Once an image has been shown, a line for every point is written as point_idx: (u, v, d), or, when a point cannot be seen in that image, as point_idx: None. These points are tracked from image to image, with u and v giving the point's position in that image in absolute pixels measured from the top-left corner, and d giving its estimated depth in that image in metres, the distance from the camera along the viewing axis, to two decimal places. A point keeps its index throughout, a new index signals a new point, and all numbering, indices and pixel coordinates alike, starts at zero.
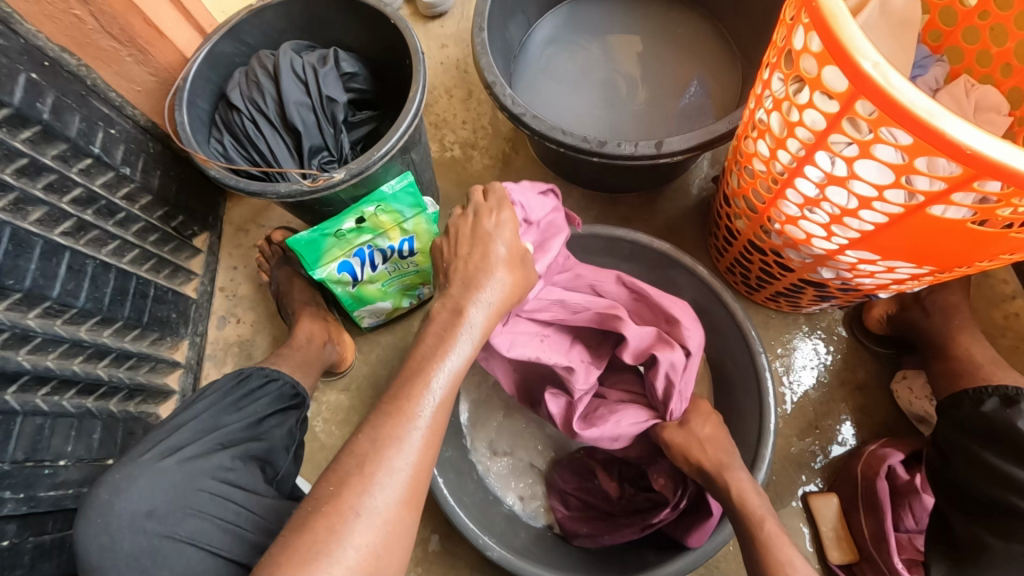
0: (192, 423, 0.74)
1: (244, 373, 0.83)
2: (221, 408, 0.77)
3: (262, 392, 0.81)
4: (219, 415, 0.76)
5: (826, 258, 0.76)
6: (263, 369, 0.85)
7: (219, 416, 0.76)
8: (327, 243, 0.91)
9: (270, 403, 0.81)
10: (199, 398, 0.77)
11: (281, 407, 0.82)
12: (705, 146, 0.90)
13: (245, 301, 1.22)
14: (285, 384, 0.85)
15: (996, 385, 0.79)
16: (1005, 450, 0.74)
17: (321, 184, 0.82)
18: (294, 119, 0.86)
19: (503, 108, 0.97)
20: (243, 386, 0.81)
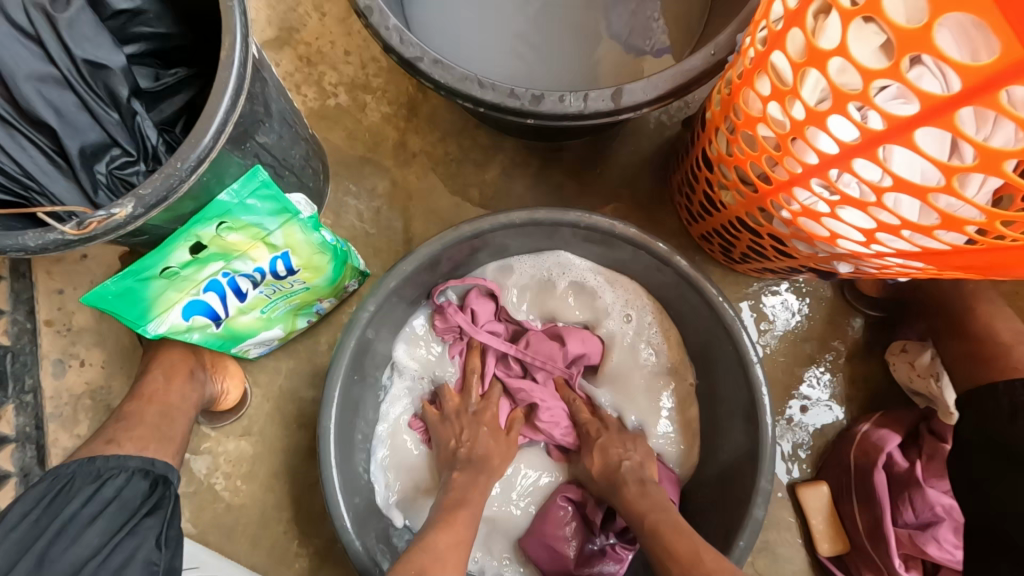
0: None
1: (61, 477, 0.60)
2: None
3: (91, 506, 0.58)
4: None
5: (850, 258, 0.57)
6: (90, 465, 0.62)
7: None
8: (153, 288, 0.62)
9: (106, 522, 0.57)
10: None
11: (126, 523, 0.58)
12: (680, 92, 0.65)
13: (85, 335, 0.91)
14: (128, 478, 0.62)
15: None
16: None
17: (94, 230, 0.49)
18: (37, 106, 0.53)
19: (389, 49, 0.65)
20: (59, 510, 0.57)
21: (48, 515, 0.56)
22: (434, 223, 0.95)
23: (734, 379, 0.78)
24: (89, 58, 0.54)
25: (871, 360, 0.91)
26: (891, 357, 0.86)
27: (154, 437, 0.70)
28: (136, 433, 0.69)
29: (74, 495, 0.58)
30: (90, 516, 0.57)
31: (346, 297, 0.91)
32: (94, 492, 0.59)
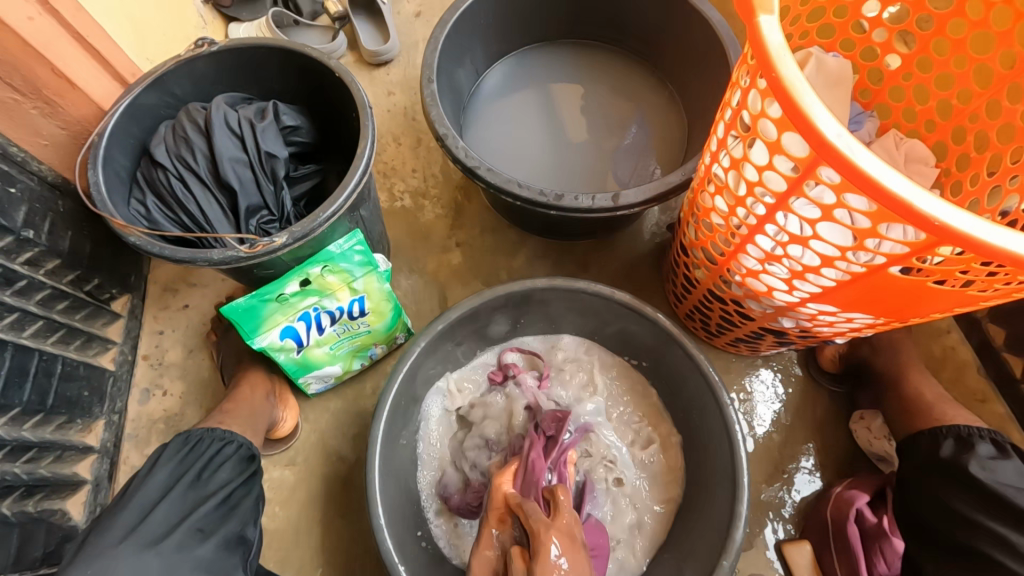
0: (155, 509, 0.64)
1: (192, 437, 0.75)
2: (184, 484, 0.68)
3: (222, 457, 0.74)
4: (188, 498, 0.67)
5: (787, 309, 0.76)
6: (214, 430, 0.77)
7: (186, 496, 0.67)
8: (268, 309, 0.83)
9: (232, 469, 0.74)
10: (153, 469, 0.69)
11: (243, 475, 0.75)
12: (660, 198, 0.90)
13: (173, 369, 1.10)
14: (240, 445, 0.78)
15: (949, 425, 0.82)
16: (972, 496, 0.74)
17: (259, 251, 0.73)
18: (227, 176, 0.78)
19: (456, 160, 0.94)
20: (199, 455, 0.73)
21: (191, 458, 0.72)
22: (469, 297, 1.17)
23: (715, 425, 0.90)
24: (269, 150, 0.81)
25: (840, 430, 1.04)
26: (853, 424, 1.00)
27: (248, 426, 0.86)
28: (238, 419, 0.86)
29: (209, 446, 0.74)
30: (223, 460, 0.74)
31: (394, 349, 1.10)
32: (222, 448, 0.75)
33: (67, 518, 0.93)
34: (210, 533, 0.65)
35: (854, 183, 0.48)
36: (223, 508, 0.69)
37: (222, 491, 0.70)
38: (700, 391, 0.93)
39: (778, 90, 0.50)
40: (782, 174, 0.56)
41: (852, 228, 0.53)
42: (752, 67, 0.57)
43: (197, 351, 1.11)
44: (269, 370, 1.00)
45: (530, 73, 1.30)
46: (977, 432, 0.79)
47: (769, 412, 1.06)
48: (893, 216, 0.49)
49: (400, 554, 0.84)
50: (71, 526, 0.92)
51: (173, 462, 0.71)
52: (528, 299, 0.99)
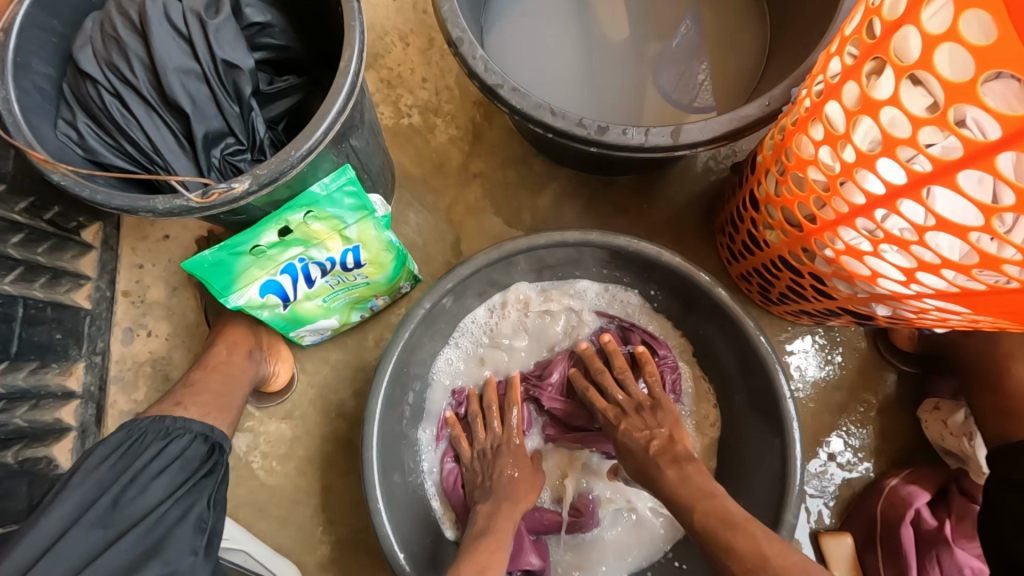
0: (64, 537, 0.54)
1: (134, 431, 0.64)
2: (95, 513, 0.56)
3: (162, 461, 0.62)
4: (104, 526, 0.56)
5: (889, 298, 0.60)
6: (161, 423, 0.66)
7: (101, 522, 0.56)
8: (241, 263, 0.69)
9: (175, 475, 0.62)
10: (67, 484, 0.58)
11: (186, 485, 0.62)
12: (732, 136, 0.70)
13: (156, 308, 0.99)
14: (192, 440, 0.66)
15: None
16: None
17: (215, 201, 0.56)
18: (175, 93, 0.61)
19: (473, 75, 0.73)
20: (133, 459, 0.61)
21: (121, 464, 0.61)
22: (485, 240, 1.01)
23: (768, 416, 0.78)
24: (228, 58, 0.62)
25: (902, 415, 0.91)
26: (923, 414, 0.87)
27: (216, 405, 0.74)
28: (201, 399, 0.73)
29: (147, 448, 0.62)
30: (157, 470, 0.61)
31: (399, 298, 0.97)
32: (163, 450, 0.63)
33: (53, 466, 0.87)
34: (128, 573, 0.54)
35: None
36: (151, 537, 0.57)
37: (148, 512, 0.58)
38: (755, 376, 0.79)
39: None
40: (960, 136, 0.38)
41: None
42: None
43: (182, 289, 1.00)
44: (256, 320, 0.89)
45: None
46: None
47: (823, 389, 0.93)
48: None
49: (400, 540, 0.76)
50: (58, 474, 0.87)
51: (101, 471, 0.60)
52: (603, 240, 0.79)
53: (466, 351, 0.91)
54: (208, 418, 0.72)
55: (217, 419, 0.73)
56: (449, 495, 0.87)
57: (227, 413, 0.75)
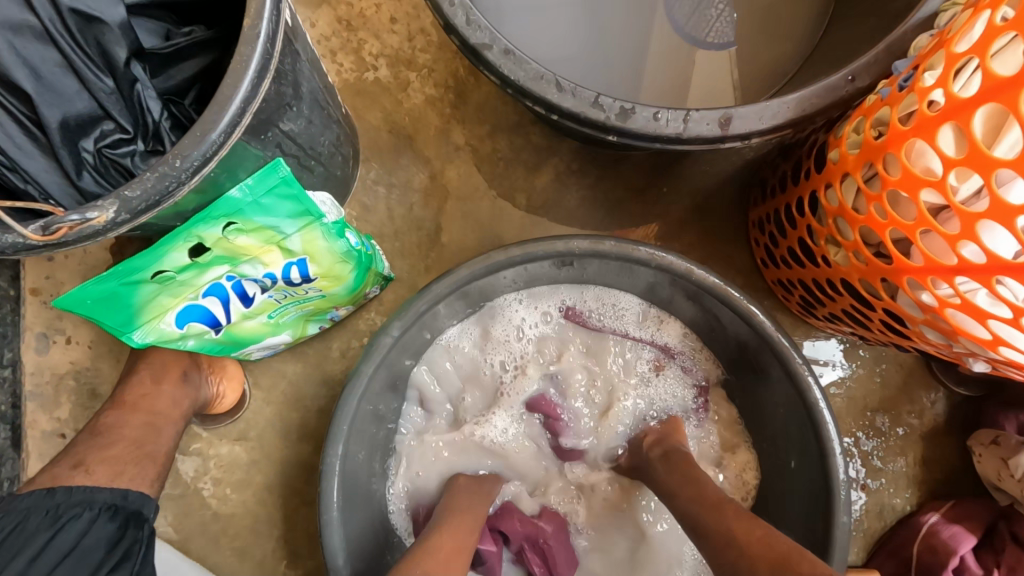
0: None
1: (13, 515, 0.50)
2: None
3: (51, 554, 0.48)
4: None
5: (1004, 364, 0.45)
6: (48, 504, 0.52)
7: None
8: (144, 293, 0.52)
9: (68, 572, 0.48)
10: None
11: None
12: (799, 123, 0.52)
13: (75, 310, 0.82)
14: (94, 518, 0.52)
15: None
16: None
17: (65, 237, 0.39)
18: (5, 63, 0.42)
19: (451, 30, 0.53)
20: (9, 557, 0.48)
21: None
22: (471, 228, 0.84)
23: (809, 464, 0.65)
24: (78, 7, 0.43)
25: (949, 442, 0.80)
26: (977, 446, 0.75)
27: (135, 454, 0.60)
28: (113, 452, 0.58)
29: (30, 540, 0.49)
30: (42, 574, 0.48)
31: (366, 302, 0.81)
32: (50, 540, 0.49)
33: None
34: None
35: None
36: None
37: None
38: (796, 414, 0.66)
39: None
40: None
41: None
42: None
43: None
44: None
45: None
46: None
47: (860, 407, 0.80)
48: None
49: None
50: None
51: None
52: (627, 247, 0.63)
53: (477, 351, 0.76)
54: (134, 469, 0.59)
55: (141, 472, 0.59)
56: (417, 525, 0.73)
57: (154, 461, 0.61)
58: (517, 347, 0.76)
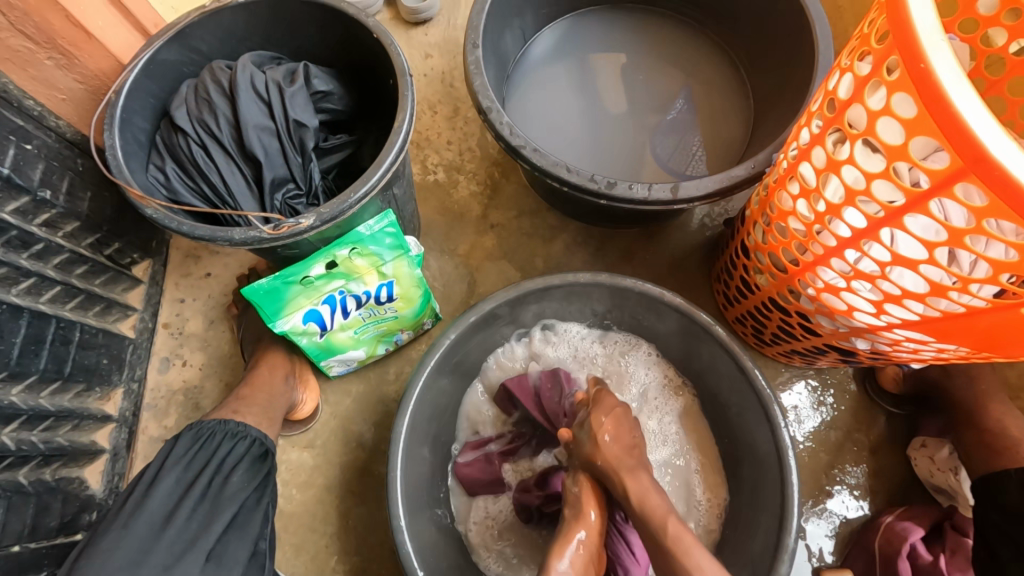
0: (171, 519, 0.64)
1: (204, 432, 0.75)
2: (187, 495, 0.67)
3: (233, 459, 0.73)
4: (196, 512, 0.66)
5: (866, 331, 0.68)
6: (226, 425, 0.76)
7: (199, 505, 0.67)
8: (290, 291, 0.78)
9: (245, 473, 0.73)
10: (160, 472, 0.68)
11: (256, 479, 0.74)
12: (723, 193, 0.81)
13: (193, 340, 1.06)
14: (251, 442, 0.77)
15: None
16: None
17: (284, 233, 0.67)
18: (252, 145, 0.72)
19: (499, 137, 0.85)
20: (207, 456, 0.72)
21: (203, 456, 0.72)
22: (500, 283, 1.11)
23: (767, 451, 0.81)
24: (298, 118, 0.74)
25: (893, 455, 0.97)
26: (913, 452, 0.94)
27: (265, 416, 0.84)
28: (254, 409, 0.84)
29: (220, 445, 0.74)
30: (232, 465, 0.73)
31: (420, 334, 1.05)
32: (232, 449, 0.74)
33: (85, 487, 0.91)
34: (221, 559, 0.64)
35: (1014, 210, 0.38)
36: (234, 523, 0.68)
37: (237, 500, 0.69)
38: (752, 410, 0.83)
39: (923, 84, 0.40)
40: (902, 186, 0.47)
41: (989, 259, 0.45)
42: (880, 50, 0.47)
43: (218, 322, 1.07)
44: (292, 349, 0.97)
45: (580, 37, 1.19)
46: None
47: (814, 424, 0.99)
48: None
49: (419, 558, 0.77)
50: (89, 496, 0.91)
51: (182, 465, 0.70)
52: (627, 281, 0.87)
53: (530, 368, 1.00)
54: (261, 427, 0.82)
55: (268, 427, 0.84)
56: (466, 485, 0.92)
57: (274, 423, 0.86)
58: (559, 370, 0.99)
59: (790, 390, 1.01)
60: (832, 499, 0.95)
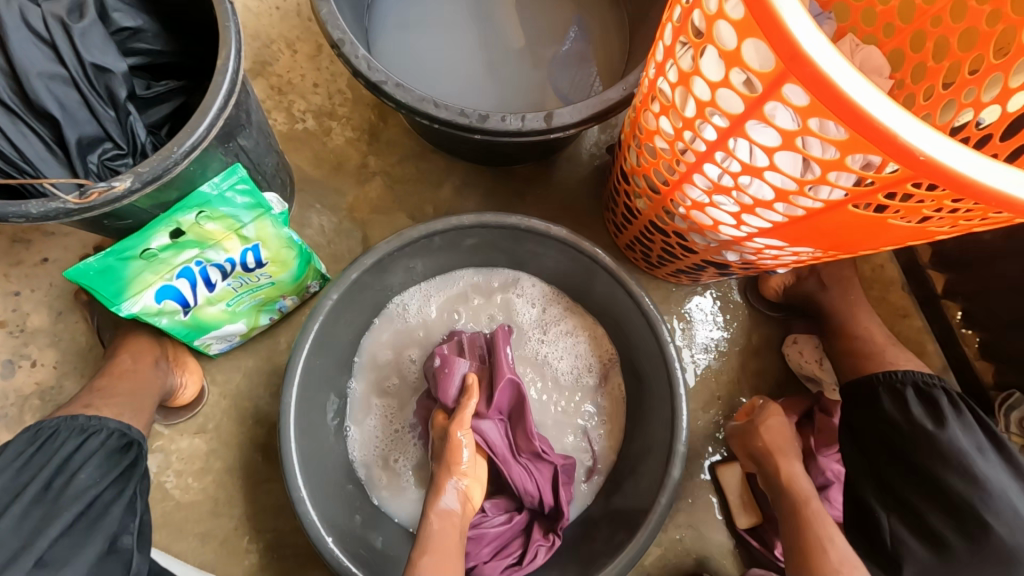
0: None
1: (46, 431, 0.68)
2: (25, 500, 0.60)
3: (81, 455, 0.66)
4: (31, 517, 0.59)
5: (732, 243, 0.71)
6: (74, 421, 0.70)
7: (32, 509, 0.60)
8: (132, 268, 0.68)
9: (98, 467, 0.66)
10: None
11: (116, 470, 0.68)
12: (597, 118, 0.79)
13: (40, 336, 0.93)
14: (109, 435, 0.71)
15: (906, 372, 0.79)
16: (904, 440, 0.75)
17: (95, 201, 0.58)
18: (41, 99, 0.60)
19: (357, 73, 0.77)
20: (48, 456, 0.65)
21: (41, 457, 0.65)
22: (390, 234, 1.05)
23: (657, 367, 0.85)
24: (98, 62, 0.62)
25: (772, 354, 1.06)
26: (785, 349, 1.03)
27: (129, 407, 0.77)
28: (114, 402, 0.76)
29: (63, 443, 0.67)
30: (81, 458, 0.66)
31: (308, 298, 0.98)
32: (80, 444, 0.68)
33: None
34: (59, 566, 0.57)
35: (828, 107, 0.39)
36: (83, 522, 0.61)
37: (83, 498, 0.62)
38: (641, 328, 0.86)
39: None
40: (740, 93, 0.47)
41: (817, 160, 0.46)
42: None
43: (68, 312, 0.94)
44: (157, 332, 0.87)
45: None
46: (932, 381, 0.77)
47: (704, 334, 1.05)
48: (866, 146, 0.42)
49: (328, 525, 0.76)
50: None
51: (12, 471, 0.63)
52: (503, 215, 0.85)
53: (418, 312, 0.96)
54: (123, 418, 0.75)
55: (132, 418, 0.76)
56: (370, 447, 0.90)
57: (142, 414, 0.78)
58: (447, 313, 0.96)
59: (687, 304, 1.05)
60: (726, 401, 1.03)
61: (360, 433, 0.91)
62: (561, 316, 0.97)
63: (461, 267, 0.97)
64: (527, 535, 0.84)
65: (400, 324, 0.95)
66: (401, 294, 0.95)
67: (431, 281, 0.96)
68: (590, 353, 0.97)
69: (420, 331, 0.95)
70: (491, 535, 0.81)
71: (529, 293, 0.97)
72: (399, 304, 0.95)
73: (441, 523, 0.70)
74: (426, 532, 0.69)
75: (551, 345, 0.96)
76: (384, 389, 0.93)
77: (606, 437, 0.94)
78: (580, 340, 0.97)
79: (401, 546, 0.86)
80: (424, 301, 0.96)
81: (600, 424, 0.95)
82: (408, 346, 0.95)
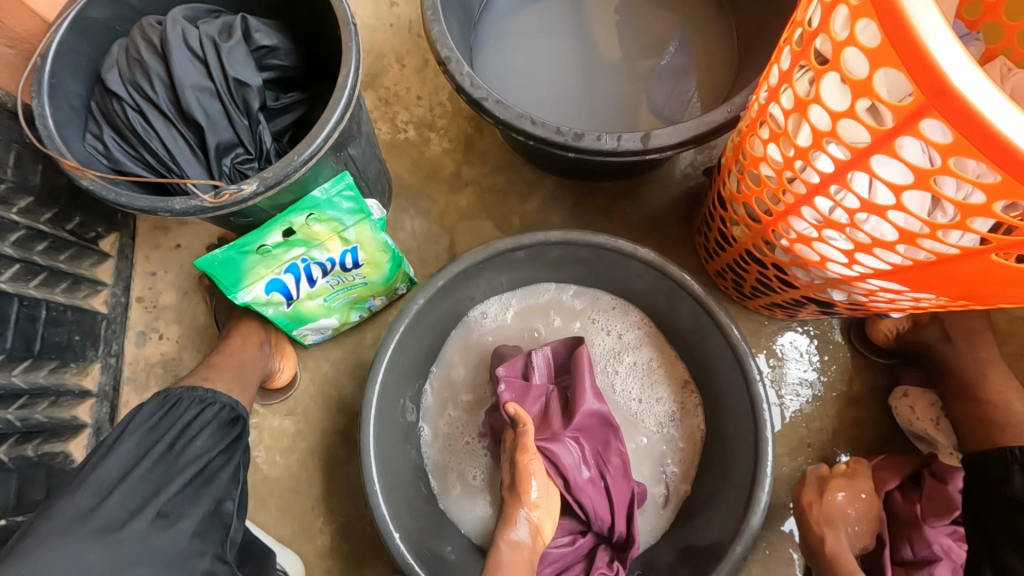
0: (129, 476, 0.65)
1: (172, 398, 0.77)
2: (154, 456, 0.68)
3: (199, 423, 0.75)
4: (157, 472, 0.67)
5: (840, 282, 0.65)
6: (195, 392, 0.78)
7: (156, 466, 0.67)
8: (249, 262, 0.75)
9: (210, 436, 0.74)
10: (124, 435, 0.70)
11: (224, 441, 0.75)
12: (697, 140, 0.76)
13: (168, 313, 1.05)
14: (221, 408, 0.79)
15: None
16: None
17: (227, 201, 0.64)
18: (191, 108, 0.68)
19: (460, 89, 0.80)
20: (174, 420, 0.74)
21: (168, 421, 0.73)
22: (476, 243, 1.08)
23: (741, 405, 0.80)
24: (239, 77, 0.69)
25: (875, 403, 0.96)
26: (893, 400, 0.93)
27: (236, 383, 0.85)
28: (225, 377, 0.84)
29: (185, 411, 0.75)
30: (198, 427, 0.74)
31: (395, 299, 1.03)
32: (198, 413, 0.76)
33: (70, 461, 0.92)
34: (177, 516, 0.64)
35: (979, 147, 0.35)
36: (195, 483, 0.68)
37: (198, 462, 0.70)
38: (727, 364, 0.82)
39: (884, 9, 0.36)
40: (867, 125, 0.44)
41: (957, 202, 0.42)
42: None
43: (192, 294, 1.06)
44: (262, 319, 0.96)
45: None
46: None
47: (797, 374, 0.97)
48: (1022, 191, 0.37)
49: (396, 521, 0.78)
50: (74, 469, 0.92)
51: (145, 429, 0.71)
52: (590, 235, 0.84)
53: (496, 323, 0.98)
54: (233, 393, 0.83)
55: (238, 395, 0.84)
56: (441, 450, 0.93)
57: (247, 391, 0.86)
58: (524, 327, 0.97)
59: (779, 339, 0.98)
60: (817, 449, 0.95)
61: (433, 436, 0.94)
62: (638, 340, 0.95)
63: (542, 283, 0.98)
64: (590, 561, 0.82)
65: (478, 333, 0.98)
66: (484, 306, 0.98)
67: (512, 293, 0.98)
68: (667, 382, 0.93)
69: (497, 341, 0.97)
70: (553, 557, 0.80)
71: (608, 315, 0.96)
72: (479, 314, 0.98)
73: (511, 555, 0.70)
74: (496, 559, 0.71)
75: (627, 374, 0.94)
76: (459, 396, 0.95)
77: (679, 472, 0.90)
78: (656, 376, 0.94)
79: (462, 552, 0.87)
80: (503, 313, 0.98)
81: (673, 460, 0.90)
82: (484, 356, 0.97)
